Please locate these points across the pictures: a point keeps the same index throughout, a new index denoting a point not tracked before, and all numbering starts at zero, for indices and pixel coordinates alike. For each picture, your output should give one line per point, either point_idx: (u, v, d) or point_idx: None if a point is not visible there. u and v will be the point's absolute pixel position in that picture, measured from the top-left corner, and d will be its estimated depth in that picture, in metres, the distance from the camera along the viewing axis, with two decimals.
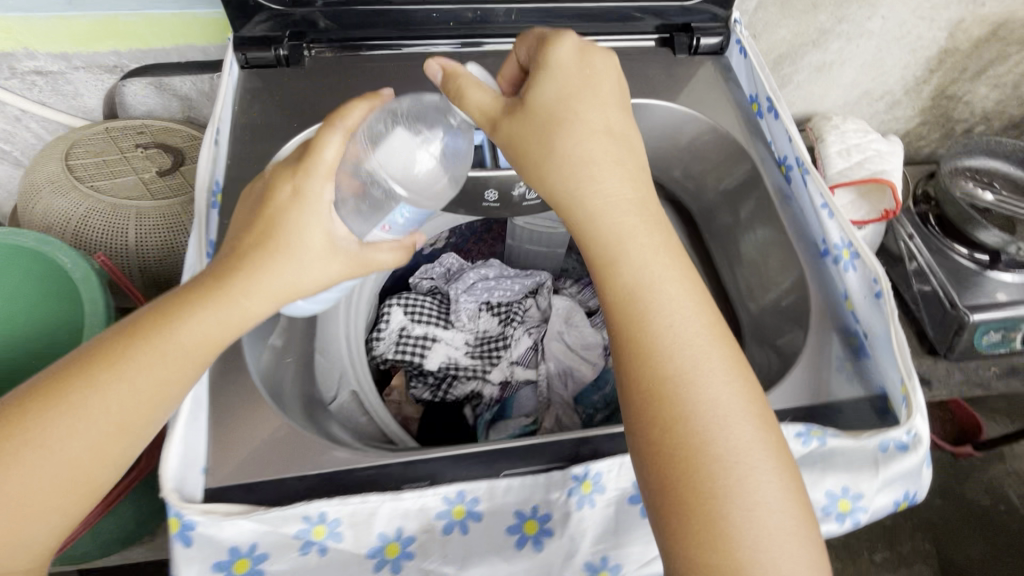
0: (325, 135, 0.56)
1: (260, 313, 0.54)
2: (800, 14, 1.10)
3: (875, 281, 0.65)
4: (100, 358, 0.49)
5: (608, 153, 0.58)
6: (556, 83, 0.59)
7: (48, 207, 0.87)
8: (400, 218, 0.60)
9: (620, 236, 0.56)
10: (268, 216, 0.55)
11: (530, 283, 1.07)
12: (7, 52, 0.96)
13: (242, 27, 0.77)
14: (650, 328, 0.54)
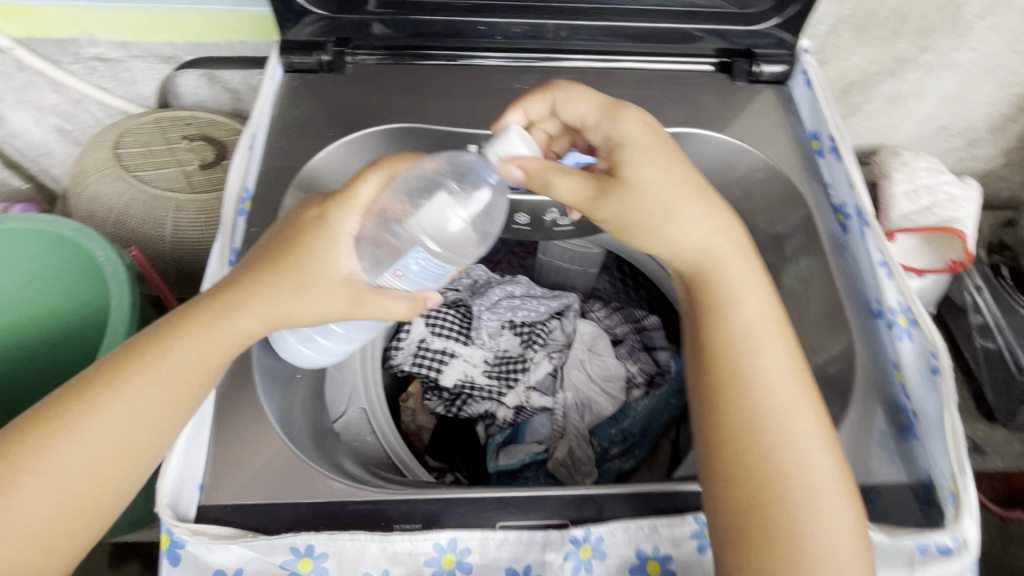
0: (365, 174, 0.58)
1: (256, 333, 0.55)
2: (878, 41, 1.01)
3: (935, 355, 0.58)
4: (105, 377, 0.52)
5: (706, 213, 0.62)
6: (650, 162, 0.60)
7: (95, 193, 0.91)
8: (413, 265, 0.54)
9: (728, 286, 0.60)
10: (282, 242, 0.57)
11: (556, 304, 1.04)
12: (71, 38, 1.00)
13: (287, 30, 0.76)
14: (745, 367, 0.57)
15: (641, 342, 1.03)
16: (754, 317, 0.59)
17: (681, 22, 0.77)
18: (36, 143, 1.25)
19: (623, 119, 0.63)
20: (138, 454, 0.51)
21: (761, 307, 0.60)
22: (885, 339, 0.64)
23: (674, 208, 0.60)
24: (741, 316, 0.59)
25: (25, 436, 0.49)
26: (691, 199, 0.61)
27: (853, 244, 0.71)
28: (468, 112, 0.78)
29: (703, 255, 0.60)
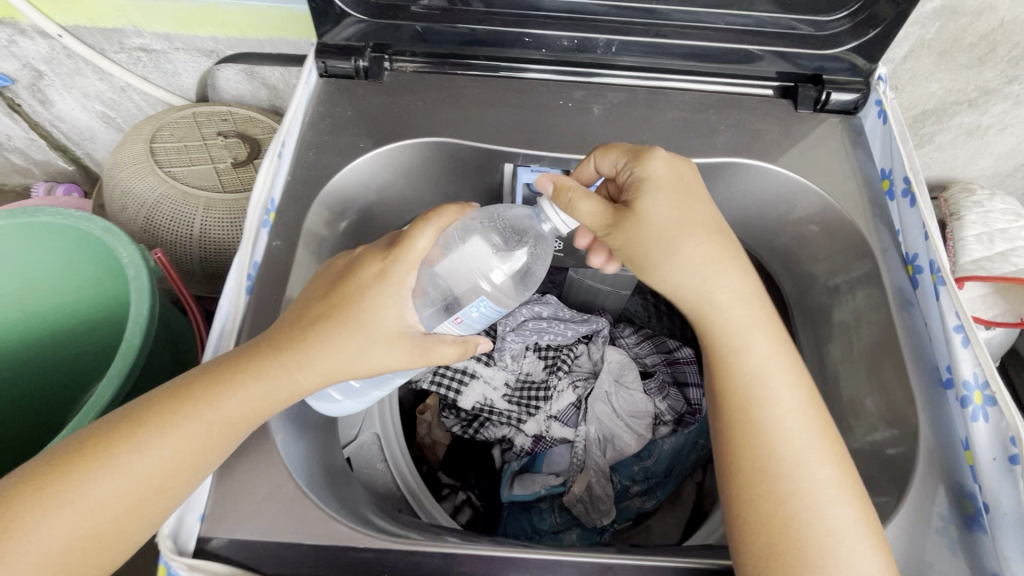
0: (419, 228, 0.56)
1: (312, 388, 0.55)
2: (960, 69, 0.92)
3: (1016, 443, 0.52)
4: (153, 417, 0.51)
5: (711, 252, 0.57)
6: (658, 195, 0.57)
7: (128, 187, 0.90)
8: (474, 312, 0.55)
9: (729, 331, 0.57)
10: (345, 292, 0.56)
11: (584, 329, 0.98)
12: (117, 28, 1.00)
13: (326, 33, 0.74)
14: (753, 416, 0.54)
15: (671, 376, 0.98)
16: (761, 361, 0.56)
17: (744, 43, 0.71)
18: (81, 128, 1.28)
19: (649, 160, 0.59)
20: (172, 498, 0.50)
21: (768, 350, 0.56)
22: (955, 415, 0.57)
23: (682, 243, 0.56)
24: (749, 361, 0.56)
25: (64, 468, 0.48)
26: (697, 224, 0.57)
27: (923, 302, 0.64)
28: (507, 128, 0.74)
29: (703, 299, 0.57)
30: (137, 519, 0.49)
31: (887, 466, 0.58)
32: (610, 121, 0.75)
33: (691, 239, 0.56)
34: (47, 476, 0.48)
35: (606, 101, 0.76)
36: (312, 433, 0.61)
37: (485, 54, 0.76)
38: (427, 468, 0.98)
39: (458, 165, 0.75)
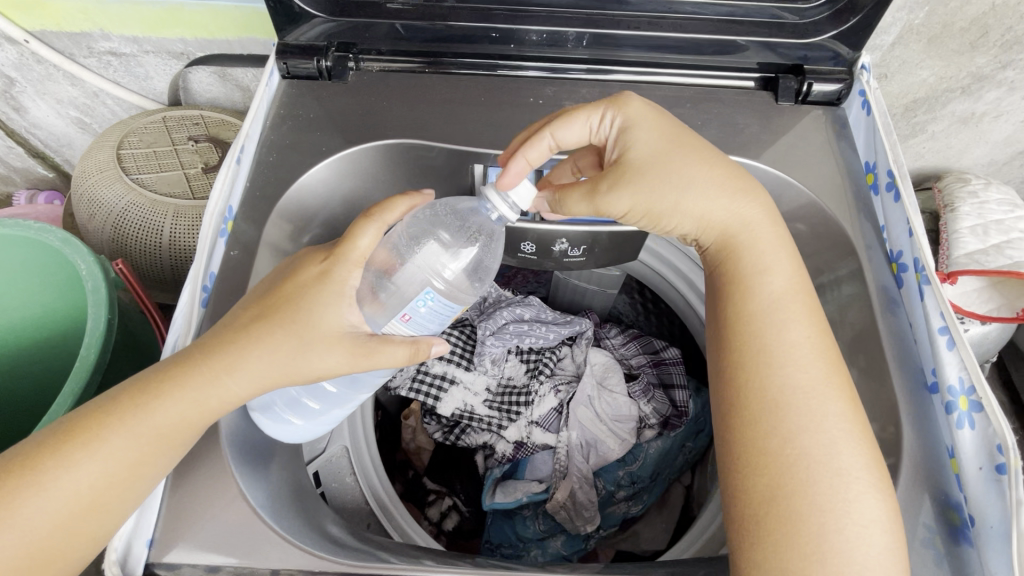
0: (361, 226, 0.57)
1: (247, 394, 0.53)
2: (952, 55, 0.88)
3: (1000, 451, 0.49)
4: (81, 435, 0.50)
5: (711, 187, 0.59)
6: (647, 132, 0.60)
7: (96, 195, 0.89)
8: (422, 307, 0.53)
9: (755, 261, 0.59)
10: (284, 292, 0.55)
11: (568, 331, 0.96)
12: (84, 32, 0.98)
13: (287, 34, 0.71)
14: (767, 343, 0.56)
15: (657, 378, 0.95)
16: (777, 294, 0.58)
17: (721, 33, 0.68)
18: (59, 135, 1.27)
19: (626, 105, 0.61)
20: (110, 512, 0.49)
21: (783, 285, 0.58)
22: (941, 422, 0.55)
23: (669, 167, 0.58)
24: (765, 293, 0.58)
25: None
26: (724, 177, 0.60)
27: (908, 302, 0.61)
28: (476, 126, 0.71)
29: (733, 224, 0.59)
30: (74, 537, 0.48)
31: None
32: None
33: (677, 163, 0.58)
34: None
35: (579, 97, 0.73)
36: (273, 448, 0.59)
37: (453, 51, 0.73)
38: (411, 475, 0.97)
39: (426, 167, 0.73)
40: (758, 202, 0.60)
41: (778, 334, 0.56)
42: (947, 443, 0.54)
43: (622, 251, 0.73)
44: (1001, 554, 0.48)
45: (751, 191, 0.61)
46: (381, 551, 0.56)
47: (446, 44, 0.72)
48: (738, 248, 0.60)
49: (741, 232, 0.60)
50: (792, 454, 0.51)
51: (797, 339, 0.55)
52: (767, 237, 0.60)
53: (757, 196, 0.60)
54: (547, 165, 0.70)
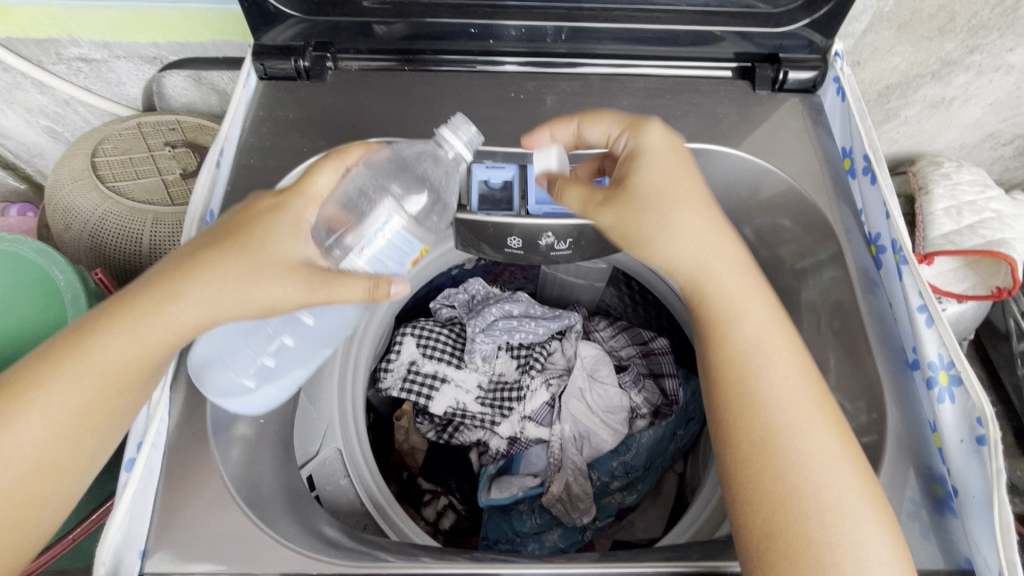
0: (321, 165, 0.58)
1: (193, 323, 0.52)
2: (921, 41, 0.90)
3: (980, 421, 0.50)
4: (25, 383, 0.50)
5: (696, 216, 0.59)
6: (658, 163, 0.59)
7: (70, 205, 0.87)
8: (380, 238, 0.52)
9: (734, 293, 0.58)
10: (239, 225, 0.55)
11: (557, 325, 0.97)
12: (52, 38, 0.96)
13: (262, 34, 0.70)
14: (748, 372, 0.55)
15: (647, 368, 0.96)
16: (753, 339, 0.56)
17: (697, 24, 0.69)
18: (29, 145, 1.24)
19: (646, 131, 0.61)
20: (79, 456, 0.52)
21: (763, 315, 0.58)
22: (924, 399, 0.56)
23: (675, 218, 0.58)
24: (748, 334, 0.56)
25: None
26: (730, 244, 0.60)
27: (887, 282, 0.62)
28: (457, 122, 0.71)
29: (714, 258, 0.59)
30: (29, 504, 0.50)
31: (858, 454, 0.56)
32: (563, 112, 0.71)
33: (687, 219, 0.58)
34: None
35: (561, 91, 0.74)
36: (268, 451, 0.59)
37: (431, 48, 0.73)
38: (405, 476, 0.97)
39: None
40: (696, 248, 0.59)
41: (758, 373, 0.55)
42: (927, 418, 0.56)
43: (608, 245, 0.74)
44: (983, 522, 0.49)
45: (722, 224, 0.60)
46: (379, 550, 0.56)
47: (424, 41, 0.72)
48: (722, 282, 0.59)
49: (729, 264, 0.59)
50: (782, 489, 0.51)
51: (783, 375, 0.55)
52: (755, 286, 0.59)
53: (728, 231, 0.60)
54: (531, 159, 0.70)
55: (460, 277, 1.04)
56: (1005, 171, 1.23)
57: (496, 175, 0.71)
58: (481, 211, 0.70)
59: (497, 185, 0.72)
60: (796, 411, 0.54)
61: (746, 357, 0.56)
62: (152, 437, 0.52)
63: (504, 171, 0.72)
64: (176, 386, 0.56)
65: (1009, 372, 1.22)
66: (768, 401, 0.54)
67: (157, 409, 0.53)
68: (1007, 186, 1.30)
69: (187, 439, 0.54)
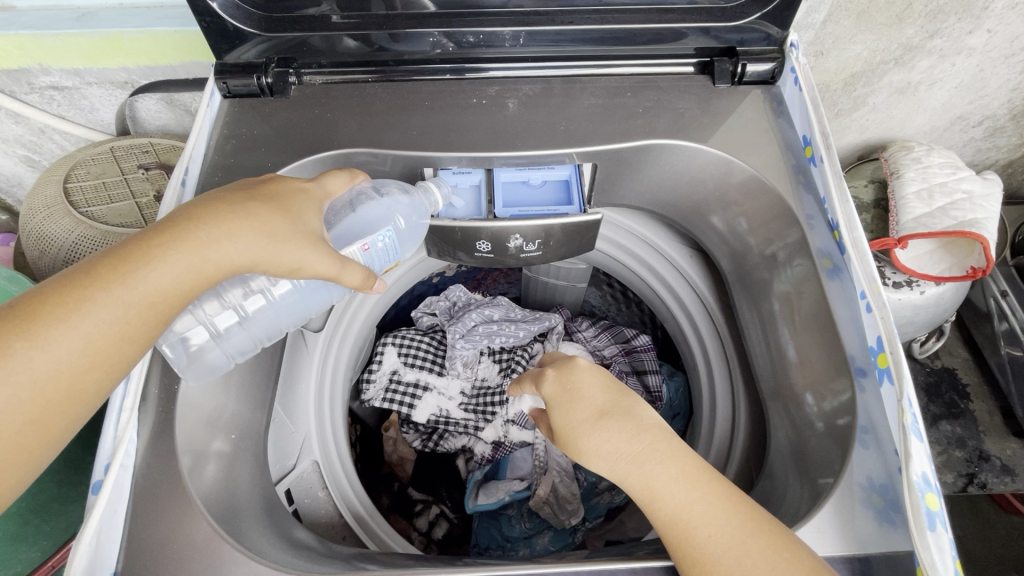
0: (337, 171, 0.61)
1: (240, 264, 0.50)
2: (881, 28, 0.91)
3: (907, 404, 0.51)
4: (54, 302, 0.45)
5: (588, 397, 0.60)
6: (556, 371, 0.63)
7: (44, 232, 0.87)
8: (380, 241, 0.62)
9: (635, 455, 0.54)
10: (274, 189, 0.55)
11: (536, 327, 0.98)
12: (22, 68, 0.96)
13: (224, 53, 0.71)
14: (666, 531, 0.50)
15: (629, 365, 0.97)
16: (681, 497, 0.50)
17: (652, 21, 0.70)
18: (8, 175, 1.25)
19: (542, 381, 0.64)
20: (92, 394, 0.47)
21: (672, 469, 0.52)
22: (869, 388, 0.57)
23: (583, 440, 0.57)
24: (667, 504, 0.51)
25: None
26: (638, 409, 0.58)
27: (849, 268, 0.62)
28: (419, 130, 0.71)
29: (611, 422, 0.57)
30: (28, 441, 0.44)
31: (833, 435, 0.57)
32: (525, 115, 0.72)
33: (596, 436, 0.56)
34: None
35: (521, 94, 0.73)
36: (247, 459, 0.58)
37: (393, 58, 0.74)
38: (396, 487, 0.96)
39: (377, 172, 0.73)
40: (596, 430, 0.56)
41: (686, 538, 0.49)
42: (884, 407, 0.55)
43: (580, 241, 0.73)
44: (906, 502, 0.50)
45: (616, 397, 0.59)
46: (356, 559, 0.56)
47: (384, 52, 0.73)
48: (624, 442, 0.55)
49: (626, 422, 0.56)
50: None
51: (711, 538, 0.48)
52: (664, 444, 0.54)
53: (619, 397, 0.59)
54: (496, 163, 0.70)
55: (441, 286, 1.05)
56: (977, 152, 1.24)
57: (461, 182, 0.74)
58: (448, 217, 0.70)
59: (464, 191, 0.74)
60: (734, 555, 0.47)
61: (669, 530, 0.50)
62: (120, 458, 0.51)
63: (468, 177, 0.74)
64: (146, 407, 0.55)
65: (993, 352, 1.22)
66: (708, 562, 0.47)
67: (126, 430, 0.53)
68: (980, 168, 1.31)
69: (154, 456, 0.53)
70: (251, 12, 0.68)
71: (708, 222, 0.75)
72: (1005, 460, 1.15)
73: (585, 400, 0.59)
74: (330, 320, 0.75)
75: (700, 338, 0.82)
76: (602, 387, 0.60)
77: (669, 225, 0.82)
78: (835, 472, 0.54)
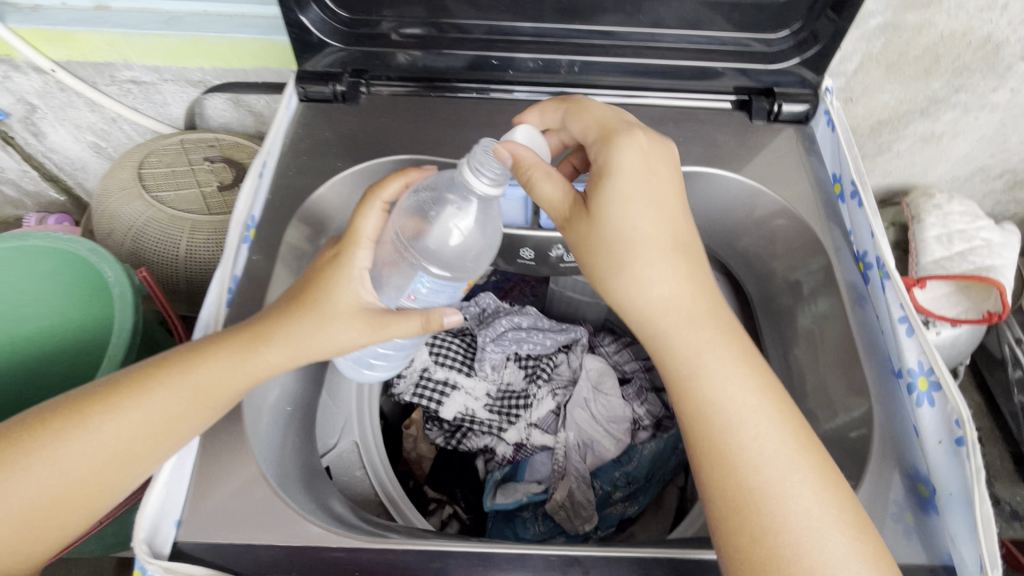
0: (364, 209, 0.62)
1: (280, 362, 0.58)
2: (909, 80, 0.97)
3: (919, 432, 0.58)
4: (127, 391, 0.55)
5: (654, 210, 0.57)
6: (632, 143, 0.58)
7: (117, 211, 0.94)
8: (422, 288, 0.58)
9: (683, 336, 0.55)
10: (315, 278, 0.61)
11: (564, 338, 1.02)
12: (108, 62, 1.05)
13: (306, 61, 0.77)
14: (703, 403, 0.53)
15: (649, 382, 1.00)
16: (751, 406, 0.53)
17: (697, 59, 0.76)
18: (74, 159, 1.33)
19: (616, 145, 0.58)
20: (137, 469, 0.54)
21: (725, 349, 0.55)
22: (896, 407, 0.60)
23: (641, 265, 0.56)
24: (710, 382, 0.53)
25: (23, 440, 0.52)
26: (695, 253, 0.58)
27: (875, 297, 0.66)
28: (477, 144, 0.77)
29: (672, 258, 0.56)
30: (81, 505, 0.53)
31: (852, 452, 0.60)
32: None
33: (650, 263, 0.56)
34: (66, 415, 0.53)
35: None
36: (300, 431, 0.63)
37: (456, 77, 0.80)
38: (412, 484, 0.99)
39: None
40: (655, 261, 0.56)
41: (731, 445, 0.51)
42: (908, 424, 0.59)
43: None
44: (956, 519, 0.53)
45: (684, 247, 0.57)
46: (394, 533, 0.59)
47: (447, 70, 0.79)
48: (677, 314, 0.55)
49: (692, 269, 0.57)
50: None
51: (760, 444, 0.51)
52: (712, 310, 0.56)
53: (690, 247, 0.58)
54: None
55: (471, 293, 1.10)
56: (997, 204, 1.28)
57: (515, 196, 0.74)
58: (498, 223, 0.75)
59: (515, 205, 0.75)
60: (770, 456, 0.51)
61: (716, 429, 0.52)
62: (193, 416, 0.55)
63: (520, 191, 0.74)
64: None
65: (1007, 399, 1.24)
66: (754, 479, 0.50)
67: None
68: (999, 220, 1.35)
69: (223, 419, 0.57)
70: (336, 27, 0.75)
71: (735, 246, 0.79)
72: (1014, 507, 1.16)
73: (655, 212, 0.57)
74: None
75: None
76: (675, 221, 0.58)
77: None
78: (854, 482, 0.57)
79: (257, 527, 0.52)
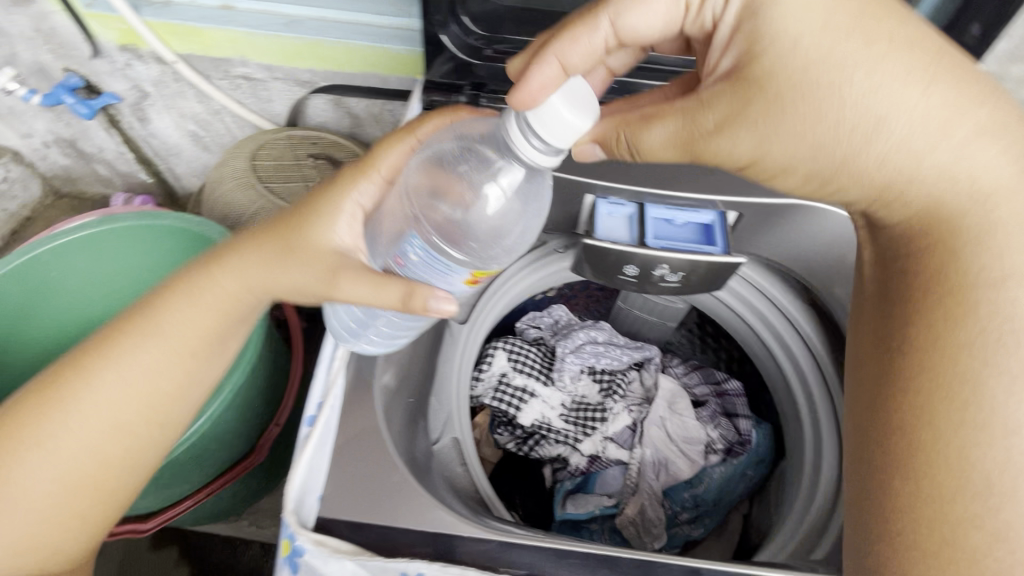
0: (401, 150, 0.70)
1: (228, 290, 0.65)
2: None
3: None
4: (130, 326, 0.65)
5: (895, 77, 0.60)
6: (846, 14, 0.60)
7: (230, 197, 1.02)
8: (413, 254, 0.60)
9: (962, 243, 0.62)
10: (269, 213, 0.67)
11: (638, 355, 1.05)
12: (226, 57, 1.11)
13: (434, 70, 0.83)
14: (981, 316, 0.59)
15: (721, 406, 1.01)
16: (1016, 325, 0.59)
17: None
18: (171, 145, 1.40)
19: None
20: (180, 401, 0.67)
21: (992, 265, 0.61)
22: None
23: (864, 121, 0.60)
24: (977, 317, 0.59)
25: (66, 381, 0.63)
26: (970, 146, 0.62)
27: None
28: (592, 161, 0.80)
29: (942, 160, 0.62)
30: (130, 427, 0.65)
31: None
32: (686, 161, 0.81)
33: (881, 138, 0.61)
34: (93, 349, 0.64)
35: None
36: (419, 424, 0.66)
37: None
38: None
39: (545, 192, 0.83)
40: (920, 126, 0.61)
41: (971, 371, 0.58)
42: None
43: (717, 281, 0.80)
44: None
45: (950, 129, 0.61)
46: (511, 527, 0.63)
47: None
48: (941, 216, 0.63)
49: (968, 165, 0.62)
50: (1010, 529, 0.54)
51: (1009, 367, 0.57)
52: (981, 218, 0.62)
53: (952, 129, 0.61)
54: (649, 200, 0.79)
55: (542, 302, 1.11)
56: None
57: (617, 212, 0.81)
58: (605, 238, 0.77)
59: (618, 220, 0.81)
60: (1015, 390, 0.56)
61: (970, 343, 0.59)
62: (331, 399, 0.59)
63: (622, 208, 0.81)
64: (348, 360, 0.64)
65: None
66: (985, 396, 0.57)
67: (336, 376, 0.60)
68: None
69: (357, 406, 0.60)
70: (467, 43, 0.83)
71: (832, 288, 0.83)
72: None
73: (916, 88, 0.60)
74: (472, 313, 0.83)
75: (806, 389, 0.87)
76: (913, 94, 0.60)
77: (790, 276, 0.89)
78: None
79: (393, 508, 0.55)
